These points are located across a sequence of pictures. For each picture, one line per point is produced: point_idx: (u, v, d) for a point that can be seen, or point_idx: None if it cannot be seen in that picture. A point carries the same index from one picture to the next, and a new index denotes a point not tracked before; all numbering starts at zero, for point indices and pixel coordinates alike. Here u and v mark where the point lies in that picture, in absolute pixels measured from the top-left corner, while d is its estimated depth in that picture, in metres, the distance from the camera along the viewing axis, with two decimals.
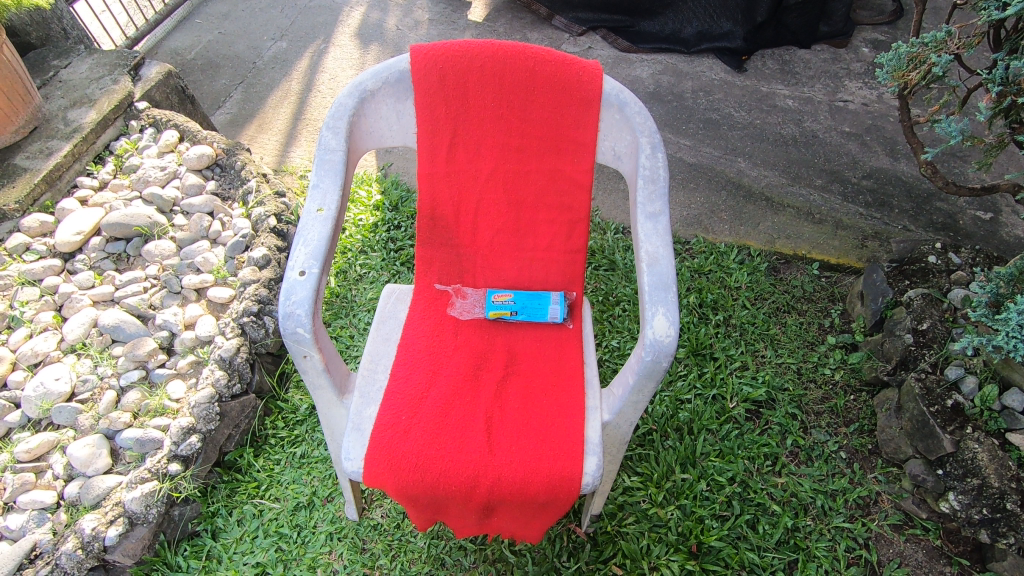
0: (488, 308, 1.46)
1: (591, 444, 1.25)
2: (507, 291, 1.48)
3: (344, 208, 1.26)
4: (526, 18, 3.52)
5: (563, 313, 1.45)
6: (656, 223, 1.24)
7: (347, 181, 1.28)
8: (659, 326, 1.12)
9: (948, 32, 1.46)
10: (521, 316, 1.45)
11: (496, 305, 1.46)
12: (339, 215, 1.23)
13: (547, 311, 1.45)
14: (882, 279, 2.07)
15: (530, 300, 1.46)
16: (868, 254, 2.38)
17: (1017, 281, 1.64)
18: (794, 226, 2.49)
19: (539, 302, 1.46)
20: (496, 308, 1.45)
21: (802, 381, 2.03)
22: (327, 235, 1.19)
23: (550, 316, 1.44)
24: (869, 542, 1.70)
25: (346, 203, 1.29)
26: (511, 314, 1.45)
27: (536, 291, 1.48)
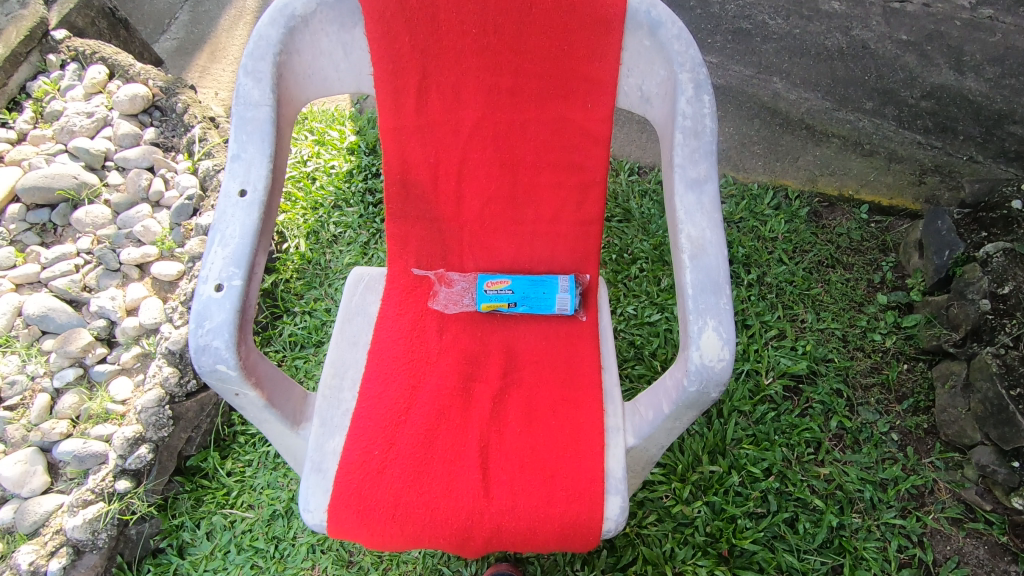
0: (479, 299, 1.16)
1: (615, 479, 0.99)
2: (503, 277, 1.17)
3: (276, 185, 0.93)
4: None
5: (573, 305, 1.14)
6: (701, 194, 0.91)
7: (281, 147, 0.95)
8: (709, 347, 0.82)
9: None
10: (521, 309, 1.16)
11: (488, 296, 1.16)
12: (270, 197, 0.90)
13: (554, 301, 1.15)
14: (949, 228, 1.75)
15: (533, 288, 1.16)
16: (926, 193, 2.04)
17: None
18: (840, 160, 2.12)
19: (544, 291, 1.15)
20: (489, 300, 1.16)
21: (848, 349, 1.76)
22: (252, 229, 0.87)
23: (558, 307, 1.14)
24: (923, 539, 1.50)
25: (281, 178, 0.96)
26: (507, 306, 1.15)
27: (539, 276, 1.17)
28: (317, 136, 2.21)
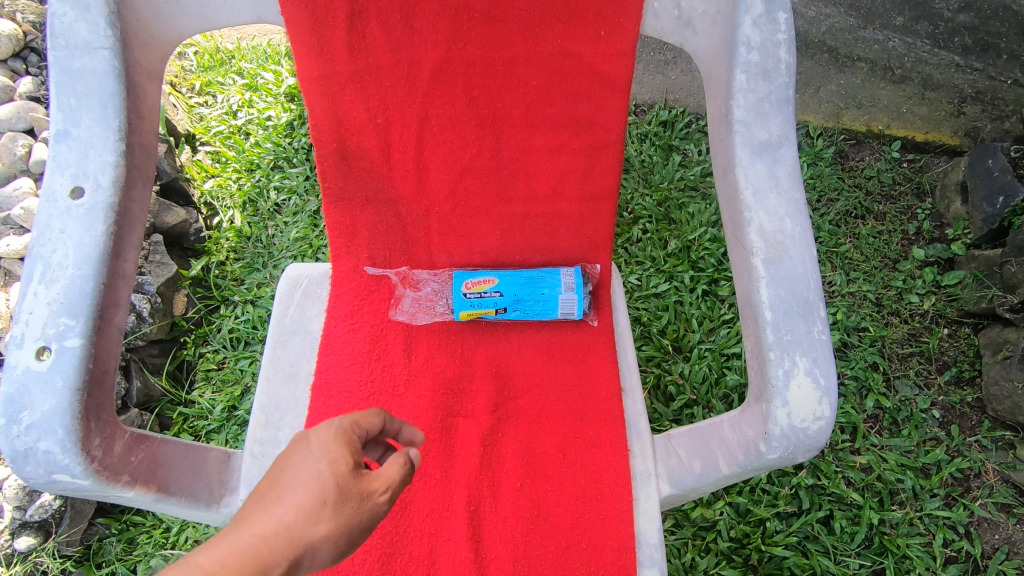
0: (458, 305, 0.88)
1: (649, 547, 0.76)
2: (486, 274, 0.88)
3: (129, 190, 0.68)
4: None
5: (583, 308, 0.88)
6: (775, 166, 0.63)
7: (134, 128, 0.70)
8: (800, 404, 0.56)
9: None
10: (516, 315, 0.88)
11: (469, 301, 0.87)
12: (117, 200, 0.67)
13: (558, 304, 0.88)
14: (1000, 166, 1.50)
15: (526, 289, 0.88)
16: (966, 125, 1.73)
17: None
18: (867, 90, 1.77)
19: (539, 292, 0.87)
20: (470, 306, 0.87)
21: (883, 315, 1.54)
22: (85, 264, 0.64)
23: (563, 311, 0.88)
24: (970, 529, 1.34)
25: (144, 174, 0.72)
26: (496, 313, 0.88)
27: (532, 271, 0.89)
28: (248, 80, 1.81)
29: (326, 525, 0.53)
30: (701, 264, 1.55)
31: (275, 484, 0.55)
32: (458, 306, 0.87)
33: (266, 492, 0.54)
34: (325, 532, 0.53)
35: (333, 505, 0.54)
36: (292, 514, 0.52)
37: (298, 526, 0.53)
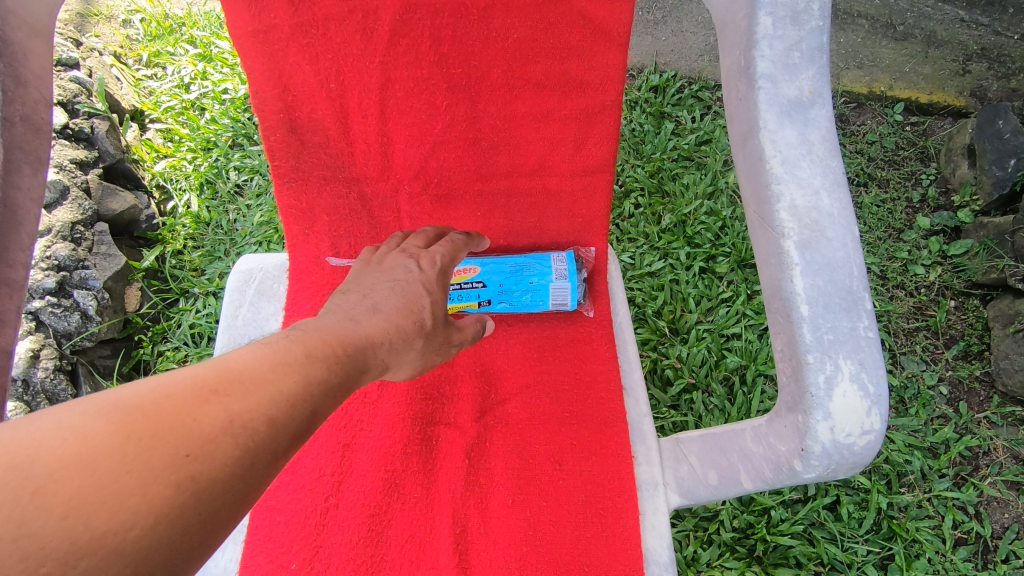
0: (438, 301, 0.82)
1: (659, 567, 0.71)
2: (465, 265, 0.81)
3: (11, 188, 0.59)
4: None
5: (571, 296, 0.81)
6: (812, 131, 0.52)
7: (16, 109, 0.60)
8: (842, 415, 0.49)
9: None
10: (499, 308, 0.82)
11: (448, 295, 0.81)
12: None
13: (549, 293, 0.80)
14: (1011, 127, 1.41)
15: (513, 278, 0.80)
16: (971, 84, 1.62)
17: None
18: (869, 48, 1.66)
19: (526, 282, 0.80)
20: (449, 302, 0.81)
21: (887, 288, 1.46)
22: None
23: (554, 301, 0.81)
24: (978, 509, 1.28)
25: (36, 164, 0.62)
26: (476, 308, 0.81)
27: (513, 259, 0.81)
28: (200, 49, 1.64)
29: (414, 344, 0.65)
30: (697, 239, 1.45)
31: (378, 305, 0.64)
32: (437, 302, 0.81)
33: (372, 307, 0.63)
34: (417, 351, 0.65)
35: (423, 332, 0.66)
36: (393, 324, 0.63)
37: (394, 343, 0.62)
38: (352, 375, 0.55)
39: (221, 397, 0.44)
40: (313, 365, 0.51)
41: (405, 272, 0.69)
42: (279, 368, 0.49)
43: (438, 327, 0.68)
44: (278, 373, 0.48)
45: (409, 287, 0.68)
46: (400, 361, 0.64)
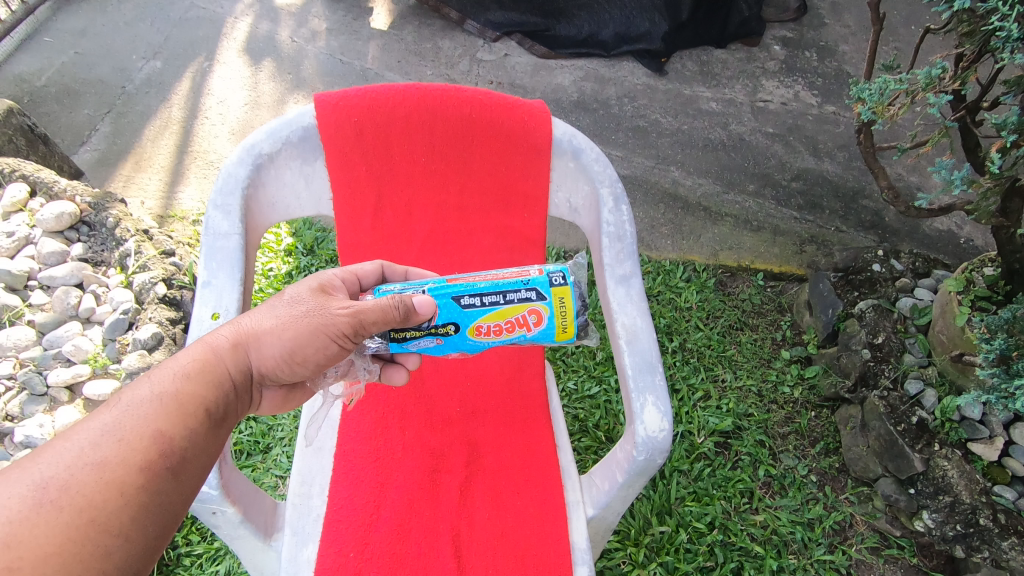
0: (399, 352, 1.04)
1: (581, 552, 1.08)
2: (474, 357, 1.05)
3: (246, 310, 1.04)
4: (436, 23, 3.27)
5: (547, 269, 0.99)
6: (629, 288, 1.08)
7: (249, 272, 1.06)
8: (651, 420, 0.97)
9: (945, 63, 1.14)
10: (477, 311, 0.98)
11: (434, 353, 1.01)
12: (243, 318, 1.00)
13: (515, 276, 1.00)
14: (829, 290, 2.01)
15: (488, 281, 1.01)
16: (808, 260, 2.36)
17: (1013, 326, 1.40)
18: (735, 235, 2.44)
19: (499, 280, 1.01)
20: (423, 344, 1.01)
21: (765, 404, 1.97)
22: None
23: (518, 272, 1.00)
24: (851, 571, 1.67)
25: (248, 298, 1.07)
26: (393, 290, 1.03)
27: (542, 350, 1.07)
28: None
29: (274, 322, 0.91)
30: None
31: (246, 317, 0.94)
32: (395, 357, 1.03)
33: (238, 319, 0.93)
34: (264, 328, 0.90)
35: (277, 316, 0.91)
36: (245, 324, 0.92)
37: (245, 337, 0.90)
38: (199, 368, 0.85)
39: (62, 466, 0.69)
40: (146, 410, 0.78)
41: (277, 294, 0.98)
42: (104, 429, 0.74)
43: (302, 306, 0.93)
44: (105, 433, 0.74)
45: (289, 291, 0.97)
46: (259, 340, 0.90)
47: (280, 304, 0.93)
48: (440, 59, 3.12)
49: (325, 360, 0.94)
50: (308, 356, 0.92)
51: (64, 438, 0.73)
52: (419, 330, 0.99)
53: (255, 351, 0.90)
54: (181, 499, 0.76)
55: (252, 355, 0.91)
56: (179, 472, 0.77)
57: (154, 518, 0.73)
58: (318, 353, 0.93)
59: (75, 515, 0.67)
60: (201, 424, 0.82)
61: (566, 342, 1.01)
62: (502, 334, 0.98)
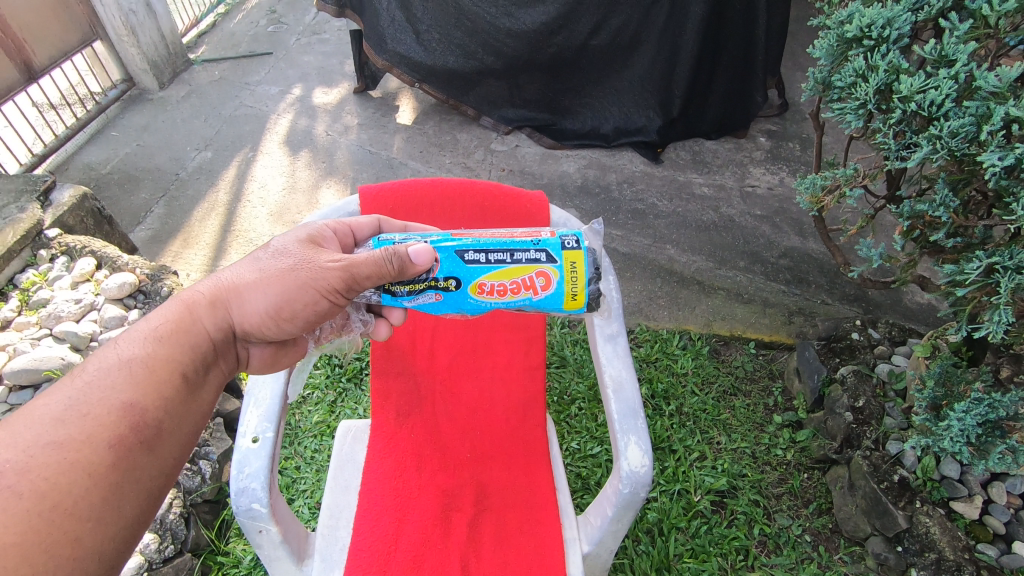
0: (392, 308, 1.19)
1: None
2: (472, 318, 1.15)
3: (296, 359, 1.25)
4: (455, 119, 3.68)
5: (560, 234, 1.11)
6: (616, 346, 1.27)
7: None
8: (634, 456, 1.13)
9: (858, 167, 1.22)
10: (484, 267, 1.08)
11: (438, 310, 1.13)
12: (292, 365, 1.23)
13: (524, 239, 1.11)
14: (814, 357, 2.17)
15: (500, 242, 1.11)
16: (796, 330, 2.53)
17: (946, 379, 1.54)
18: (727, 307, 2.63)
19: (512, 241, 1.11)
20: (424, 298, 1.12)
21: (759, 465, 2.08)
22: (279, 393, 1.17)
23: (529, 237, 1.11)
24: None
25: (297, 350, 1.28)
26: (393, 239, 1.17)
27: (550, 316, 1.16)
28: None
29: (253, 277, 1.06)
30: None
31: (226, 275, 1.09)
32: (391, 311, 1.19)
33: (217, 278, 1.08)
34: (243, 284, 1.06)
35: (256, 272, 1.07)
36: (222, 284, 1.07)
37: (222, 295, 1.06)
38: (176, 326, 1.01)
39: (21, 450, 0.82)
40: (113, 390, 0.92)
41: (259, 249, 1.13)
42: (66, 413, 0.87)
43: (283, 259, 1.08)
44: (67, 417, 0.87)
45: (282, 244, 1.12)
46: (240, 294, 1.06)
47: (261, 260, 1.08)
48: (458, 149, 3.49)
49: (310, 311, 1.07)
50: (297, 313, 1.07)
51: (27, 423, 0.85)
52: (419, 282, 1.10)
53: (235, 305, 1.06)
54: (155, 472, 0.91)
55: (231, 308, 1.06)
56: (153, 444, 0.91)
57: (129, 490, 0.87)
58: (307, 309, 1.07)
59: (40, 500, 0.79)
60: (176, 385, 0.97)
61: (576, 311, 1.10)
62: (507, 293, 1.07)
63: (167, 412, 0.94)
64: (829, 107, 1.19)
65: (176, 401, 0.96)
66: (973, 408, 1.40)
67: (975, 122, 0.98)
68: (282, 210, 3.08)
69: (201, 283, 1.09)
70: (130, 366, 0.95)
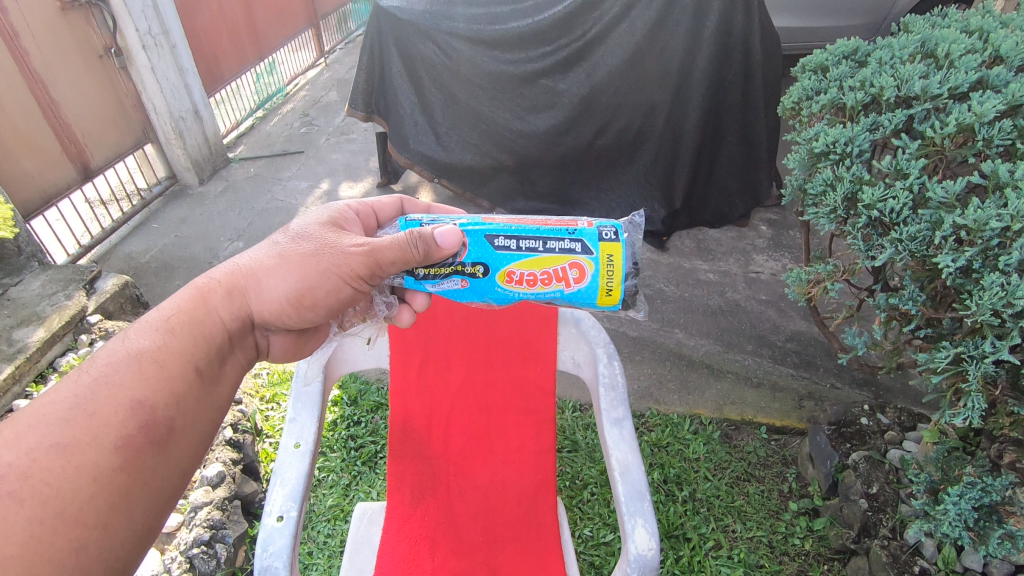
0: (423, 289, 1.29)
1: None
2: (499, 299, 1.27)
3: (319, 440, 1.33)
4: (470, 210, 3.93)
5: (598, 225, 1.19)
6: (622, 429, 1.34)
7: (324, 412, 1.37)
8: (641, 539, 1.17)
9: (835, 264, 1.35)
10: (517, 255, 1.19)
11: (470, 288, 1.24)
12: (316, 447, 1.29)
13: (564, 233, 1.18)
14: (826, 442, 2.18)
15: (545, 233, 1.19)
16: (807, 414, 2.54)
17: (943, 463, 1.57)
18: (737, 391, 2.67)
19: (556, 233, 1.18)
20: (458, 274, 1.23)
21: (777, 555, 2.06)
22: (303, 473, 1.24)
23: (569, 231, 1.19)
24: None
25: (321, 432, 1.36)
26: (421, 221, 1.27)
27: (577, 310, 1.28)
28: None
29: (271, 264, 1.18)
30: None
31: (240, 263, 1.20)
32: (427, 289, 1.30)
33: (233, 267, 1.20)
34: (261, 271, 1.17)
35: (272, 259, 1.18)
36: (234, 274, 1.18)
37: (237, 283, 1.17)
38: (194, 315, 1.12)
39: (25, 453, 0.89)
40: (121, 388, 0.99)
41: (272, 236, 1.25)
42: (72, 414, 0.94)
43: (297, 247, 1.19)
44: (72, 419, 0.94)
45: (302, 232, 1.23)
46: (258, 282, 1.17)
47: (277, 246, 1.19)
48: None
49: (325, 293, 1.18)
50: (315, 299, 1.19)
51: (31, 423, 0.92)
52: (447, 266, 1.21)
53: (253, 291, 1.17)
54: (162, 471, 0.98)
55: (249, 294, 1.17)
56: (164, 444, 0.99)
57: (139, 495, 0.95)
58: (326, 295, 1.19)
59: (43, 507, 0.86)
60: (191, 374, 1.07)
61: (609, 303, 1.21)
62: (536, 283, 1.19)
63: (175, 406, 1.02)
64: (805, 212, 1.33)
65: (185, 393, 1.05)
66: (967, 493, 1.43)
67: (930, 227, 1.10)
68: None
69: (217, 272, 1.19)
70: (139, 362, 1.03)
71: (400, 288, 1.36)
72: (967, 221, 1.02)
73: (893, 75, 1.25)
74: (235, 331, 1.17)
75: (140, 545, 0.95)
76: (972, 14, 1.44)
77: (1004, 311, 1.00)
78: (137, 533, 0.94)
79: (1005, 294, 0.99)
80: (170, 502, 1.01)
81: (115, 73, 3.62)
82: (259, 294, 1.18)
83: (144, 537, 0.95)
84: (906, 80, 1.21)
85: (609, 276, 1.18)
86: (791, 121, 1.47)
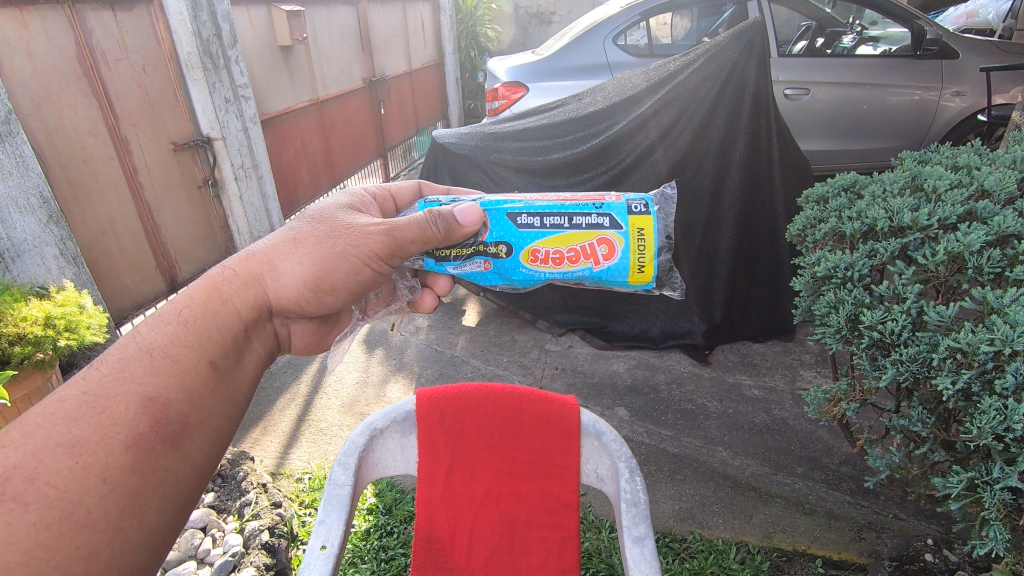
0: (443, 271, 1.61)
1: None
2: (536, 276, 1.51)
3: (345, 543, 1.37)
4: (514, 322, 4.09)
5: (627, 201, 1.45)
6: (643, 548, 1.32)
7: (352, 514, 1.42)
8: None
9: (850, 382, 1.41)
10: (543, 231, 1.46)
11: (510, 262, 1.50)
12: (341, 551, 1.34)
13: (591, 208, 1.45)
14: None
15: (574, 208, 1.45)
16: (868, 547, 2.33)
17: None
18: (787, 517, 2.51)
19: (583, 208, 1.45)
20: (495, 253, 1.51)
21: None
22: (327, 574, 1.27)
23: (596, 211, 1.45)
24: None
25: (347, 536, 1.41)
26: (439, 202, 1.59)
27: (612, 288, 1.52)
28: None
29: (286, 255, 1.36)
30: None
31: (251, 255, 1.36)
32: (460, 271, 1.57)
33: (245, 258, 1.35)
34: (275, 262, 1.35)
35: (287, 250, 1.36)
36: (246, 267, 1.33)
37: (254, 272, 1.33)
38: (213, 305, 1.26)
39: (32, 454, 0.97)
40: (131, 385, 1.08)
41: (282, 230, 1.43)
42: (81, 413, 1.03)
43: (309, 238, 1.38)
44: (81, 417, 1.02)
45: (316, 216, 1.43)
46: (276, 270, 1.35)
47: (289, 237, 1.38)
48: (516, 349, 3.81)
49: (340, 274, 1.39)
50: (333, 282, 1.40)
51: (39, 423, 1.00)
52: (468, 247, 1.52)
53: (272, 278, 1.35)
54: (175, 467, 1.09)
55: (269, 281, 1.35)
56: (176, 441, 1.09)
57: (154, 486, 1.05)
58: (343, 277, 1.40)
59: (49, 512, 0.94)
60: (207, 364, 1.19)
61: (643, 279, 1.45)
62: (562, 260, 1.45)
63: (187, 400, 1.13)
64: (815, 329, 1.42)
65: (199, 385, 1.16)
66: None
67: (929, 348, 1.18)
68: (353, 402, 3.36)
69: (230, 264, 1.34)
70: (151, 355, 1.13)
71: (422, 276, 1.77)
72: (959, 344, 1.10)
73: (886, 208, 1.40)
74: (249, 318, 1.31)
75: (151, 541, 1.04)
76: (965, 151, 1.60)
77: (1004, 434, 1.04)
78: (147, 531, 1.04)
79: (1003, 417, 1.04)
80: (182, 499, 1.10)
81: (210, 201, 4.18)
82: (278, 277, 1.35)
83: (158, 532, 1.06)
84: (897, 213, 1.35)
85: (642, 250, 1.43)
86: (798, 246, 1.61)
